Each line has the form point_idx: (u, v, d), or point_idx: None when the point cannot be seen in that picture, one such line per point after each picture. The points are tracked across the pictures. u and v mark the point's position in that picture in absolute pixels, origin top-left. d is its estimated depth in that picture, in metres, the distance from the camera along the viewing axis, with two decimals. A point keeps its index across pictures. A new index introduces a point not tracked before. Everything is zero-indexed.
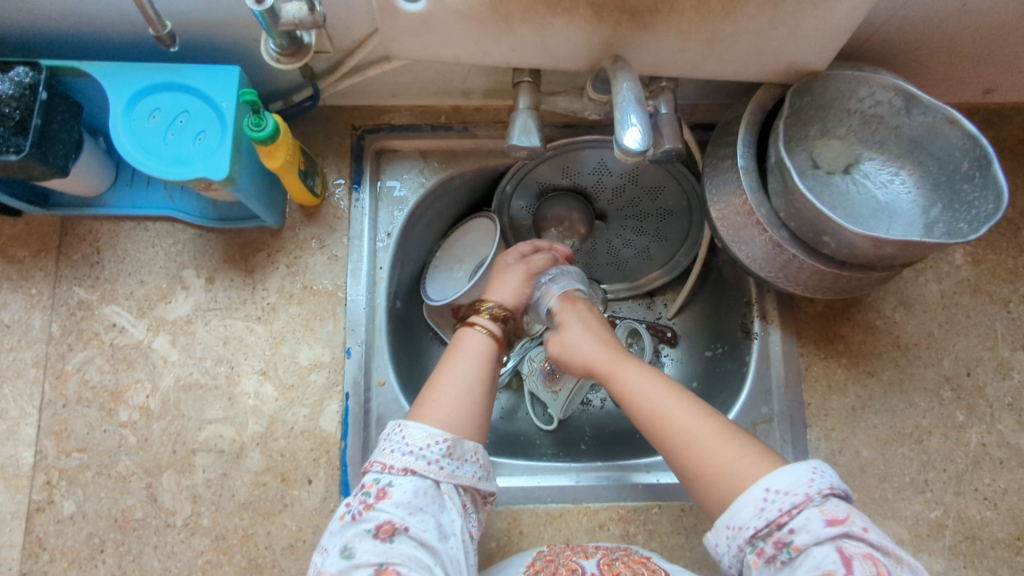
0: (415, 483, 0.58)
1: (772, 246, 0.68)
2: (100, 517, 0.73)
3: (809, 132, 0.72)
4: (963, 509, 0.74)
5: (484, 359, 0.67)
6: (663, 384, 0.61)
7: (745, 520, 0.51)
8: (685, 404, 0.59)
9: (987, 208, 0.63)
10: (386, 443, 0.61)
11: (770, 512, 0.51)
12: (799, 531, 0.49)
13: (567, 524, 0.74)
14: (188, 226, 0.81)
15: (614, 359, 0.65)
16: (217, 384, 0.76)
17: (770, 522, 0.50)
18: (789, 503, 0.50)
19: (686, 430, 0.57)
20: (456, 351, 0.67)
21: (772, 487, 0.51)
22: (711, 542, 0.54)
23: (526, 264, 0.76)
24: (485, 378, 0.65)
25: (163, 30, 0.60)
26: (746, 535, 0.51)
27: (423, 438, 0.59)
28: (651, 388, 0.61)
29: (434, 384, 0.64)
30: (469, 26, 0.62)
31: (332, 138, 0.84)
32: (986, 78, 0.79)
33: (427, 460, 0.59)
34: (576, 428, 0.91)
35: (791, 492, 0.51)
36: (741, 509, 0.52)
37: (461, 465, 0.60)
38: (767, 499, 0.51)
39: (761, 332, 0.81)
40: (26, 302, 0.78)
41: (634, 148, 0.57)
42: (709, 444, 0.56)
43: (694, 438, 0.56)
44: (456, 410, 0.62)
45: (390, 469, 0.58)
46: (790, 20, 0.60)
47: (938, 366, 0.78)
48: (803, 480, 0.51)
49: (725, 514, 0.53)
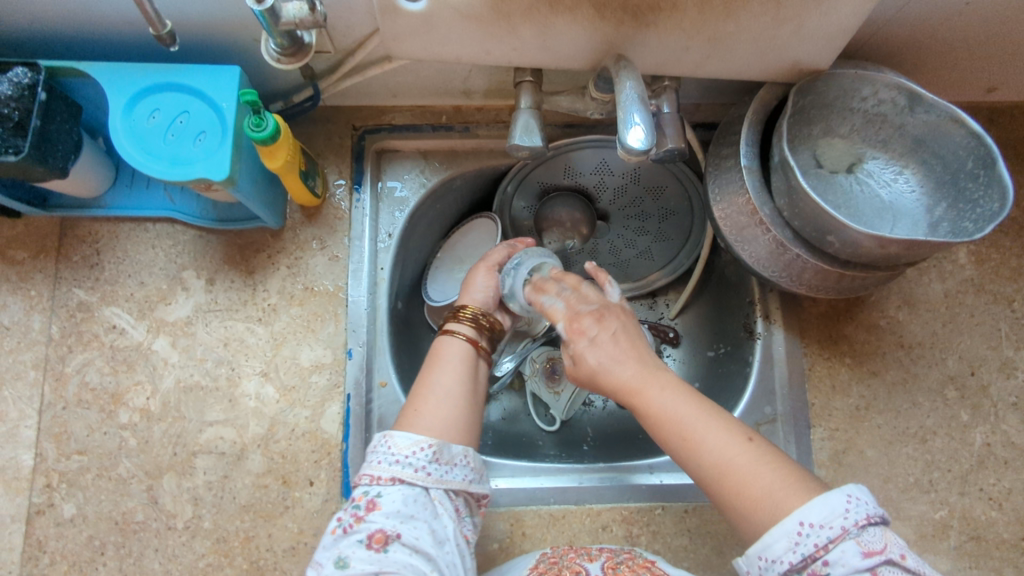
0: (404, 491, 0.57)
1: (775, 245, 0.67)
2: (100, 520, 0.72)
3: (812, 131, 0.72)
4: (968, 509, 0.73)
5: (466, 367, 0.66)
6: (694, 402, 0.58)
7: (780, 554, 0.50)
8: (719, 426, 0.56)
9: (992, 207, 0.62)
10: (372, 455, 0.60)
11: (806, 547, 0.50)
12: (836, 564, 0.49)
13: (570, 526, 0.74)
14: (188, 227, 0.80)
15: (642, 373, 0.59)
16: (218, 386, 0.76)
17: (806, 556, 0.50)
18: (825, 537, 0.50)
19: (722, 455, 0.54)
20: (435, 361, 0.66)
21: (807, 521, 0.50)
22: (741, 566, 0.54)
23: (485, 261, 0.76)
24: (467, 382, 0.65)
25: (164, 30, 0.60)
26: (781, 568, 0.50)
27: (408, 446, 0.59)
28: (682, 406, 0.57)
29: (415, 395, 0.64)
30: (470, 26, 0.62)
31: (333, 138, 0.83)
32: (989, 77, 0.79)
33: (414, 468, 0.58)
34: (578, 429, 0.91)
35: (827, 526, 0.50)
36: (775, 543, 0.51)
37: (449, 469, 0.59)
38: (802, 533, 0.50)
39: (764, 332, 0.80)
40: (26, 304, 0.78)
41: (637, 148, 0.57)
42: (749, 470, 0.54)
43: (731, 465, 0.54)
44: (440, 418, 0.61)
45: (378, 480, 0.58)
46: (793, 18, 0.60)
47: (942, 366, 0.78)
48: (838, 511, 0.50)
49: (758, 545, 0.52)
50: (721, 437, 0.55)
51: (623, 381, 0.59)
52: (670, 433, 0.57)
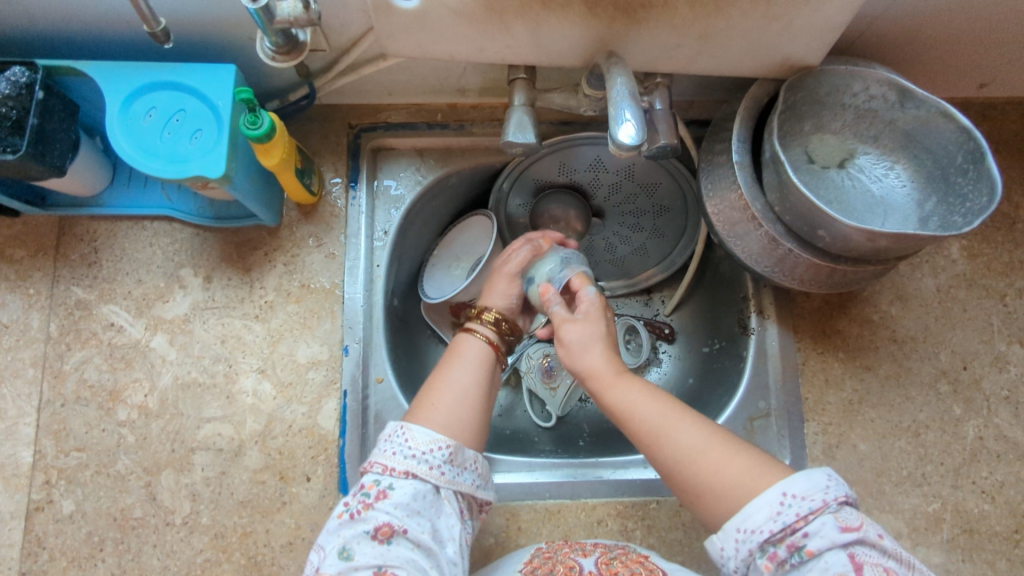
0: (415, 487, 0.58)
1: (767, 241, 0.68)
2: (99, 516, 0.73)
3: (804, 127, 0.73)
4: (961, 502, 0.74)
5: (484, 366, 0.67)
6: (659, 402, 0.60)
7: (760, 524, 0.51)
8: (687, 421, 0.58)
9: (981, 201, 0.63)
10: (386, 444, 0.60)
11: (787, 517, 0.51)
12: (814, 535, 0.50)
13: (565, 520, 0.74)
14: (185, 225, 0.81)
15: (611, 373, 0.62)
16: (216, 382, 0.76)
17: (786, 527, 0.50)
18: (805, 508, 0.51)
19: (693, 446, 0.56)
20: (456, 355, 0.68)
21: (789, 492, 0.51)
22: (715, 545, 0.54)
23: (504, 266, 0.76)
24: (483, 383, 0.66)
25: (157, 27, 0.60)
26: (758, 540, 0.51)
27: (425, 443, 0.59)
28: (650, 406, 0.60)
29: (432, 387, 0.65)
30: (463, 23, 0.62)
31: (328, 136, 0.84)
32: (980, 73, 0.80)
33: (428, 465, 0.59)
34: (574, 425, 0.92)
35: (809, 497, 0.51)
36: (756, 513, 0.51)
37: (460, 471, 0.60)
38: (784, 504, 0.51)
39: (758, 327, 0.81)
40: (24, 302, 0.78)
41: (628, 143, 0.57)
42: (717, 459, 0.55)
43: (702, 454, 0.56)
44: (454, 416, 0.62)
45: (391, 471, 0.58)
46: (783, 15, 0.61)
47: (935, 360, 0.78)
48: (820, 486, 0.51)
49: (736, 517, 0.52)
50: (691, 432, 0.57)
51: (589, 372, 0.63)
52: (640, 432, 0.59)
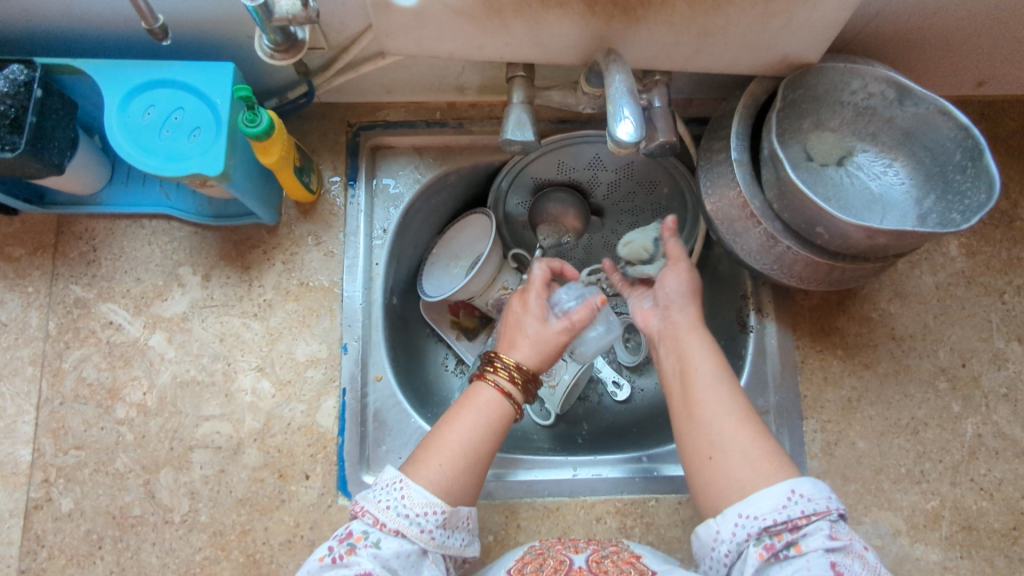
0: (402, 545, 0.58)
1: (766, 238, 0.68)
2: (98, 514, 0.73)
3: (803, 125, 0.72)
4: (959, 500, 0.74)
5: (496, 423, 0.66)
6: (716, 365, 0.64)
7: (764, 512, 0.55)
8: (732, 394, 0.62)
9: (980, 198, 0.63)
10: (381, 494, 0.60)
11: (791, 511, 0.54)
12: (810, 536, 0.53)
13: (565, 518, 0.74)
14: (184, 224, 0.81)
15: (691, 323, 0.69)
16: (214, 381, 0.76)
17: (788, 519, 0.54)
18: (810, 509, 0.54)
19: (721, 418, 0.60)
20: (470, 407, 0.66)
21: (797, 490, 0.55)
22: (710, 528, 0.57)
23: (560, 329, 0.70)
24: (489, 444, 0.65)
25: (156, 23, 0.60)
26: (760, 525, 0.54)
27: (421, 505, 0.59)
28: (709, 366, 0.64)
29: (440, 442, 0.64)
30: (463, 22, 0.62)
31: (327, 135, 0.84)
32: (978, 71, 0.80)
33: (420, 528, 0.59)
34: (574, 424, 0.92)
35: (814, 500, 0.54)
36: (762, 502, 0.55)
37: (451, 534, 0.61)
38: (791, 499, 0.55)
39: (757, 325, 0.81)
40: (23, 300, 0.78)
41: (626, 141, 0.57)
42: (738, 431, 0.60)
43: (726, 422, 0.60)
44: (455, 478, 0.62)
45: (381, 526, 0.58)
46: (782, 12, 0.61)
47: (934, 357, 0.78)
48: (825, 495, 0.55)
49: (741, 502, 0.56)
50: (726, 402, 0.61)
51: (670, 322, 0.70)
52: (692, 381, 0.64)
